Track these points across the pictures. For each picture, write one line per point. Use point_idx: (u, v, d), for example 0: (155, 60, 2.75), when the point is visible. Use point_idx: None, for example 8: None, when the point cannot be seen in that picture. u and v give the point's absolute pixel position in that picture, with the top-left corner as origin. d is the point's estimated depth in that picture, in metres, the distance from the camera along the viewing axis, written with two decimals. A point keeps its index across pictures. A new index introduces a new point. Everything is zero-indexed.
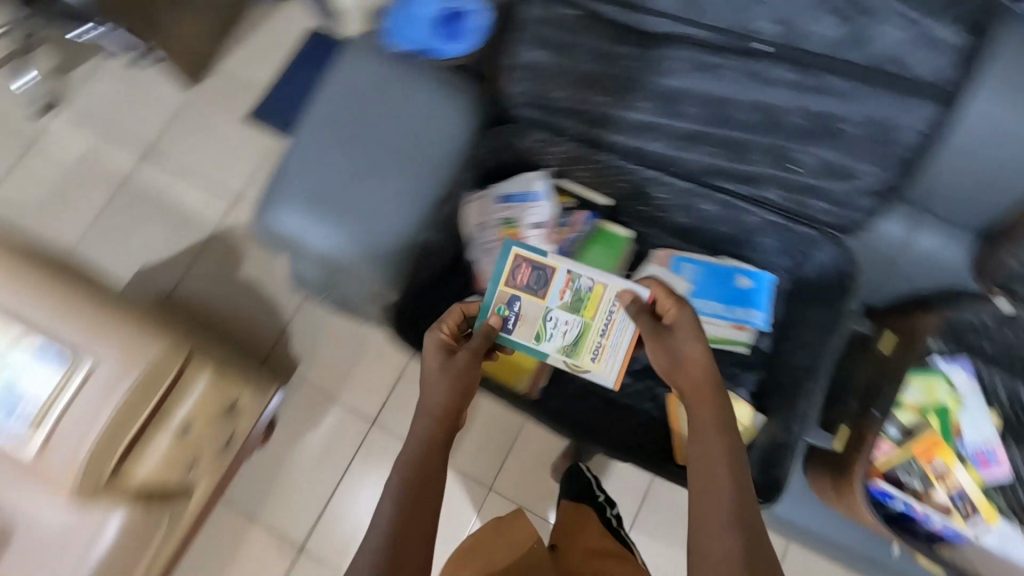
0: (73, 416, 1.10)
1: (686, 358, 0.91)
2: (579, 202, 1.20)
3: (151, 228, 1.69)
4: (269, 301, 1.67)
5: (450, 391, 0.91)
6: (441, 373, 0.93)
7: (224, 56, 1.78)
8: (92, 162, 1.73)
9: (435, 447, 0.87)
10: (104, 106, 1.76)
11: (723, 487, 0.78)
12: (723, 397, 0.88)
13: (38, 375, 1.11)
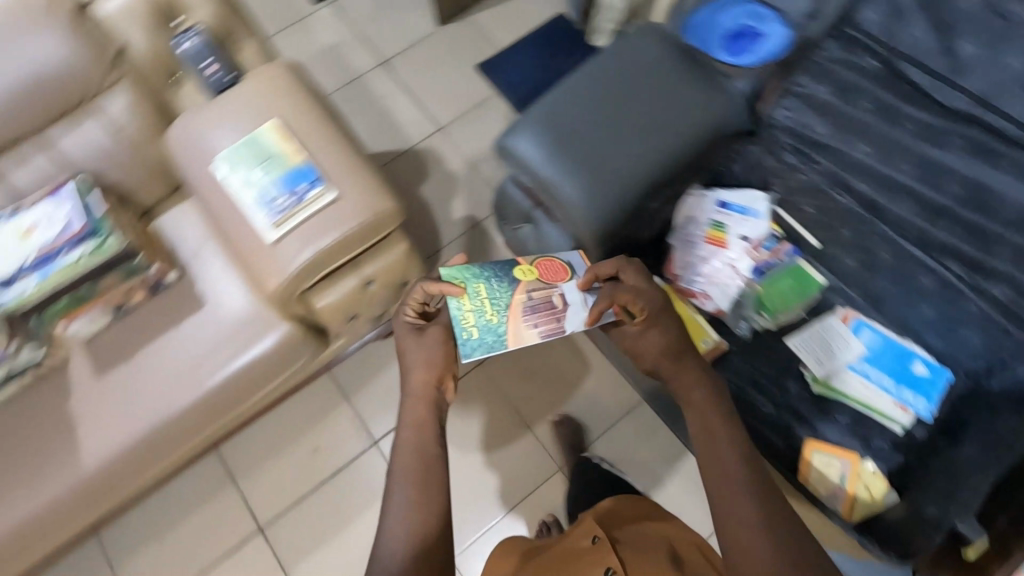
0: (307, 226, 1.21)
1: (664, 351, 0.99)
2: (788, 235, 1.30)
3: (384, 129, 2.20)
4: (447, 217, 2.06)
5: (433, 371, 1.02)
6: (422, 356, 1.03)
7: (485, 38, 2.35)
8: (361, 72, 2.31)
9: (425, 423, 0.99)
10: (391, 39, 2.35)
11: (738, 474, 0.86)
12: (707, 378, 0.97)
13: (299, 187, 1.21)
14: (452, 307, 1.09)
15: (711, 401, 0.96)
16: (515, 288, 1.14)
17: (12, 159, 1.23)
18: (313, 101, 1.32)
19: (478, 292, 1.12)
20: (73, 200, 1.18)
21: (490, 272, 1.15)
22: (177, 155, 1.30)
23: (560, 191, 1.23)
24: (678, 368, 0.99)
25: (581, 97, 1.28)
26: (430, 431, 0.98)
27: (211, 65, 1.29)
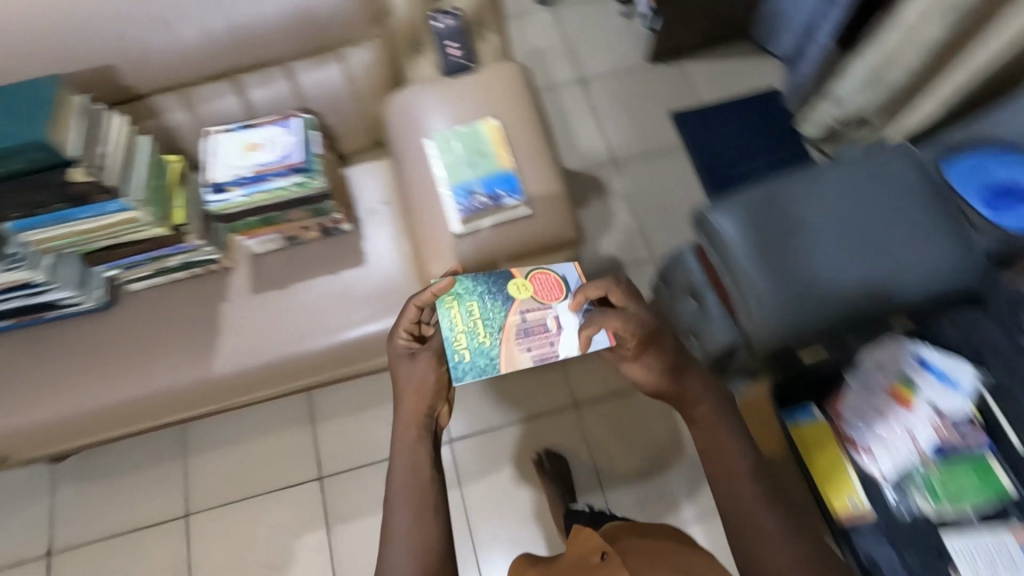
0: (486, 230, 1.19)
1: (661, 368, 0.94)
2: (987, 424, 1.11)
3: (561, 138, 2.20)
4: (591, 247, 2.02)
5: (422, 398, 0.99)
6: (414, 379, 1.00)
7: (691, 82, 2.30)
8: (558, 81, 2.32)
9: (420, 447, 0.96)
10: (599, 59, 2.35)
11: (759, 507, 0.85)
12: (717, 407, 0.93)
13: (498, 193, 1.19)
14: (444, 327, 1.02)
15: (709, 398, 0.94)
16: (509, 307, 1.04)
17: (255, 77, 1.31)
18: (532, 112, 1.33)
19: (471, 311, 1.04)
20: (298, 133, 1.23)
21: (484, 285, 1.06)
22: (393, 121, 1.34)
23: (747, 282, 1.19)
24: (680, 380, 0.94)
25: (800, 201, 1.25)
26: (423, 451, 0.96)
27: (452, 47, 1.34)
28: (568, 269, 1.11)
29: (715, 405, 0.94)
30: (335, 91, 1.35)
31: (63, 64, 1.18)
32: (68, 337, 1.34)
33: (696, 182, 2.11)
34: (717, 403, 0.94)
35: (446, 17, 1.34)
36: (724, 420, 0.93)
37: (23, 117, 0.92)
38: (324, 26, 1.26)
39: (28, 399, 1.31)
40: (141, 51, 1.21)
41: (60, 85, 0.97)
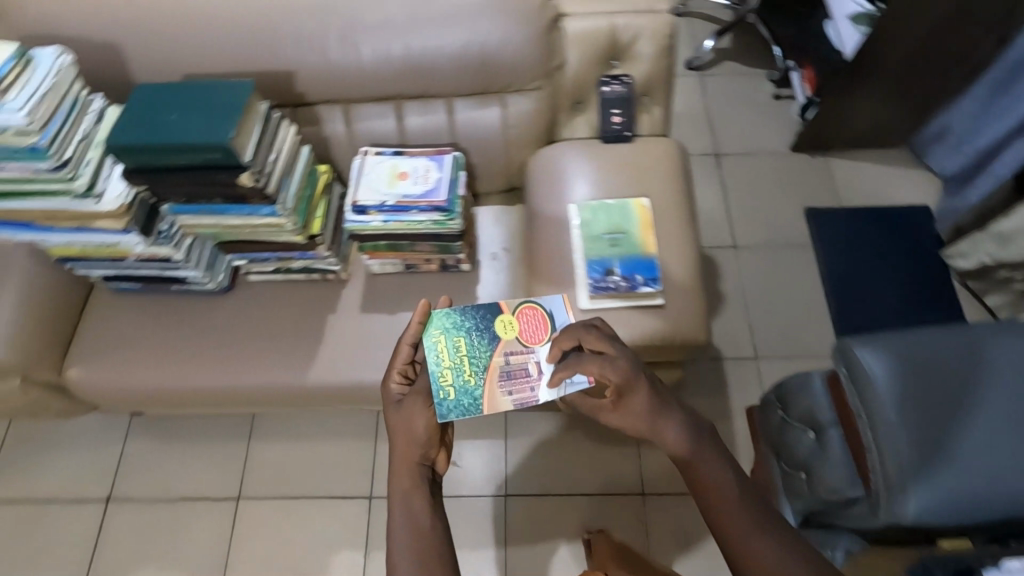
0: (614, 313, 1.13)
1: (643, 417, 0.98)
2: None
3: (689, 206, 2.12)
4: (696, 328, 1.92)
5: (416, 447, 0.99)
6: (405, 427, 1.00)
7: (836, 181, 2.17)
8: (695, 146, 2.24)
9: (414, 493, 0.96)
10: (742, 134, 2.26)
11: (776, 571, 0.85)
12: (712, 464, 0.95)
13: (636, 278, 1.13)
14: (431, 362, 1.04)
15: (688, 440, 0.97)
16: (494, 347, 1.06)
17: (416, 105, 1.32)
18: (681, 196, 1.28)
19: (458, 347, 1.06)
20: (447, 172, 1.22)
21: (471, 322, 1.08)
22: (535, 175, 1.33)
23: (889, 436, 1.06)
24: (662, 429, 0.97)
25: (963, 361, 1.12)
26: (419, 499, 0.96)
27: (616, 114, 1.31)
28: (556, 305, 1.09)
29: (709, 458, 0.96)
30: (488, 133, 1.34)
31: (251, 62, 1.24)
32: (185, 312, 1.39)
33: (817, 287, 1.97)
34: (704, 445, 0.97)
35: (615, 82, 1.29)
36: (714, 470, 0.95)
37: (216, 120, 0.96)
38: (495, 70, 1.26)
39: (135, 363, 1.35)
40: (321, 63, 1.24)
41: (252, 93, 1.01)
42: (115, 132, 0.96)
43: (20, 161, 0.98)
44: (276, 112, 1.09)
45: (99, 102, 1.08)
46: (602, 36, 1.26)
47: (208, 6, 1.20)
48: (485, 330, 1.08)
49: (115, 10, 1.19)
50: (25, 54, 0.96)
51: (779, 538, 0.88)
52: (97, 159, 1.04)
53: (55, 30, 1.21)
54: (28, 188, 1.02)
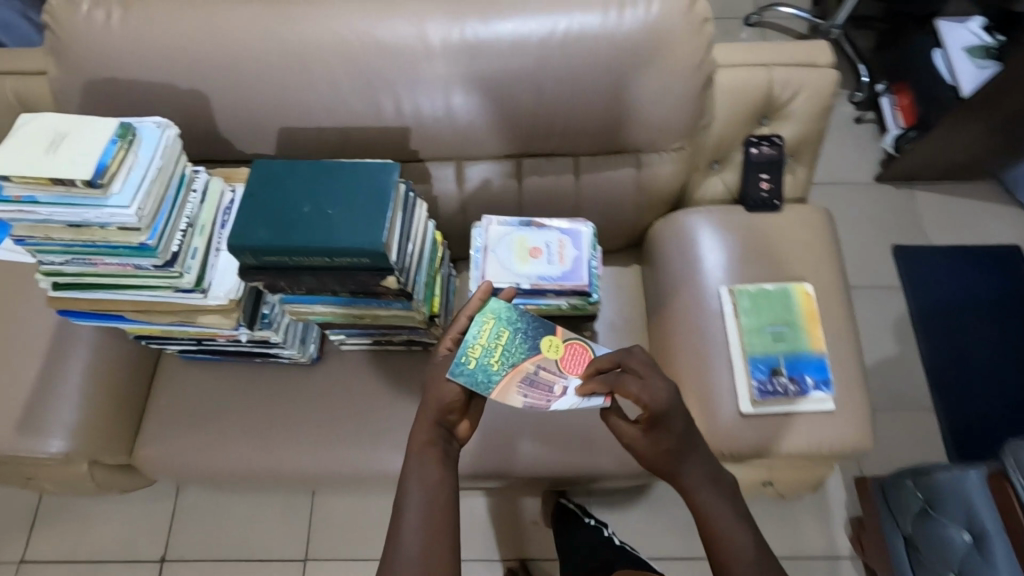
0: (779, 417, 1.02)
1: (667, 450, 0.85)
2: None
3: None
4: None
5: (438, 411, 0.89)
6: (433, 385, 0.91)
7: (925, 216, 2.05)
8: None
9: (428, 452, 0.86)
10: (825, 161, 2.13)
11: None
12: (723, 488, 0.85)
13: (806, 379, 1.02)
14: (467, 332, 0.93)
15: (692, 472, 0.85)
16: (532, 353, 0.93)
17: (540, 162, 1.17)
18: (833, 274, 1.16)
19: (497, 336, 0.94)
20: (584, 249, 1.08)
21: (524, 324, 0.96)
22: (665, 245, 1.20)
23: None
24: (681, 457, 0.86)
25: None
26: (432, 456, 0.85)
27: (763, 179, 1.17)
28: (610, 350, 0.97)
29: (715, 486, 0.85)
30: (618, 195, 1.19)
31: (360, 114, 1.09)
32: (267, 386, 1.23)
33: (908, 334, 1.88)
34: (702, 473, 0.86)
35: (764, 144, 1.16)
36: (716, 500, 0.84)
37: (364, 220, 0.81)
38: (637, 129, 1.12)
39: (213, 446, 1.19)
40: (442, 117, 1.10)
41: (397, 179, 0.85)
42: (241, 230, 0.80)
43: (120, 257, 0.82)
44: (411, 190, 0.93)
45: (204, 176, 0.91)
46: (757, 94, 1.13)
47: (315, 51, 1.03)
48: (530, 339, 0.95)
49: (206, 52, 1.02)
50: (129, 131, 0.79)
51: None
52: (203, 248, 0.88)
53: (133, 75, 1.03)
54: (124, 283, 0.87)
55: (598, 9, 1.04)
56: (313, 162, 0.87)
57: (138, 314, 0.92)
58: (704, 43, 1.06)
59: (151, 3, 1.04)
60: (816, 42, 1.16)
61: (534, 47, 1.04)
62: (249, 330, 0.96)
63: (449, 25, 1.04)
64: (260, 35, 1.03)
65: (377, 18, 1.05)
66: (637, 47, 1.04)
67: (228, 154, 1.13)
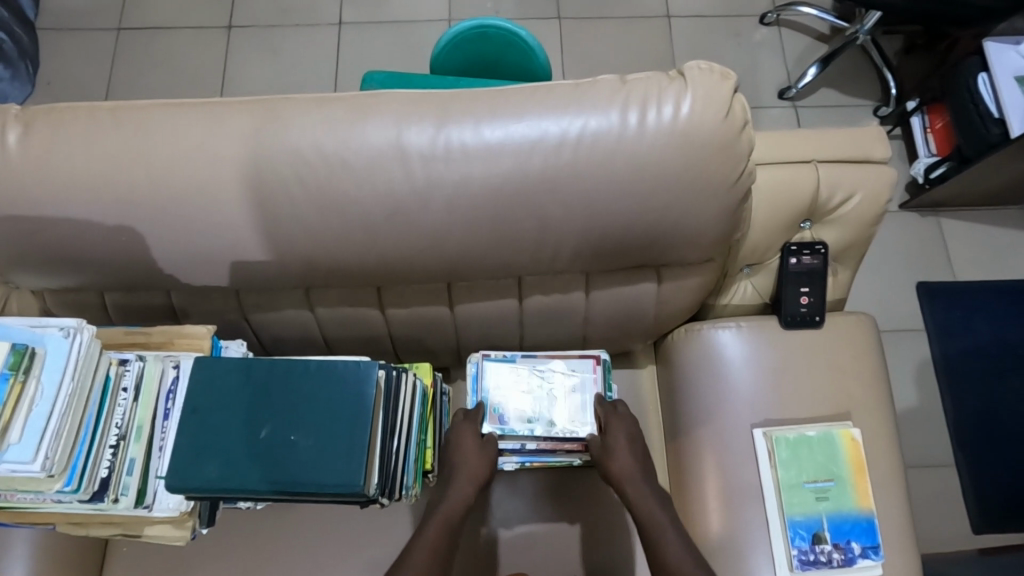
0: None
1: (627, 449, 0.96)
2: None
3: None
4: None
5: (465, 469, 0.94)
6: (469, 451, 0.96)
7: (952, 248, 1.90)
8: None
9: (458, 502, 0.91)
10: None
11: None
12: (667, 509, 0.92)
13: (852, 544, 0.93)
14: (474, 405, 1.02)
15: (634, 464, 0.95)
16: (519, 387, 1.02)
17: (543, 281, 0.99)
18: (878, 396, 1.02)
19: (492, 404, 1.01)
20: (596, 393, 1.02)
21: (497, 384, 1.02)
22: (691, 362, 1.05)
23: None
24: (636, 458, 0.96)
25: None
26: (456, 504, 0.91)
27: (804, 293, 1.02)
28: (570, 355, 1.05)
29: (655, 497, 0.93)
30: (633, 309, 1.04)
31: (324, 241, 0.89)
32: (243, 523, 1.11)
33: (931, 383, 1.77)
34: (642, 469, 0.95)
35: (806, 252, 1.00)
36: (660, 499, 0.92)
37: (340, 447, 0.66)
38: (660, 248, 0.94)
39: None
40: (426, 244, 0.90)
41: (375, 380, 0.69)
42: (184, 468, 0.64)
43: (35, 492, 0.67)
44: (395, 367, 0.76)
45: (136, 363, 0.74)
46: (800, 198, 0.95)
47: (263, 172, 0.84)
48: (508, 390, 1.02)
49: (133, 183, 0.83)
50: (27, 351, 0.61)
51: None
52: (141, 459, 0.72)
53: (45, 210, 0.84)
54: (48, 507, 0.71)
55: (610, 111, 0.84)
56: (272, 358, 0.70)
57: (73, 525, 0.76)
58: (742, 154, 0.87)
59: (60, 119, 0.84)
60: (866, 131, 0.98)
61: (535, 167, 0.84)
62: (210, 528, 0.80)
63: (434, 134, 0.84)
64: (199, 157, 0.83)
65: (341, 129, 0.84)
66: (664, 166, 0.85)
67: (174, 283, 0.96)
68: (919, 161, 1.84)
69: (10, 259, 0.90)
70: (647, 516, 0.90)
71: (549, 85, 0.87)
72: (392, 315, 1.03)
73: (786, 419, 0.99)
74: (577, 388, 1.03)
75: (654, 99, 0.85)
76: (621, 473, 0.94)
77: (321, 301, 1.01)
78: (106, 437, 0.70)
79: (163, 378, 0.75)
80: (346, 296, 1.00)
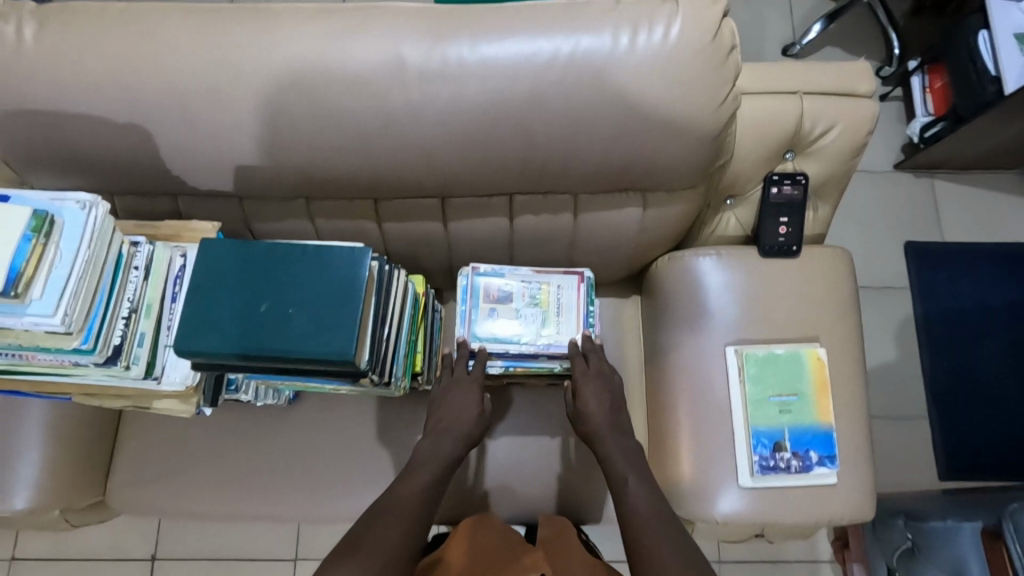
0: (777, 490, 0.99)
1: (597, 410, 1.01)
2: None
3: None
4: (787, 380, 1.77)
5: (466, 428, 1.00)
6: (456, 410, 1.01)
7: (944, 210, 1.93)
8: None
9: (444, 434, 0.98)
10: None
11: (653, 534, 0.85)
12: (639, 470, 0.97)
13: (810, 454, 0.99)
14: (459, 329, 1.07)
15: (608, 422, 1.01)
16: (507, 304, 1.07)
17: (533, 202, 1.04)
18: (847, 324, 1.07)
19: (480, 318, 1.07)
20: (578, 307, 1.08)
21: (484, 301, 1.07)
22: (673, 287, 1.11)
23: None
24: (606, 419, 1.01)
25: None
26: (446, 445, 0.97)
27: (783, 223, 1.06)
28: (557, 277, 1.10)
29: (626, 453, 0.98)
30: (618, 235, 1.09)
31: (324, 150, 0.93)
32: (243, 428, 1.18)
33: (911, 338, 1.83)
34: (615, 426, 1.01)
35: (787, 182, 1.04)
36: (626, 452, 0.98)
37: (334, 319, 0.71)
38: (645, 171, 0.97)
39: (187, 492, 1.15)
40: (420, 158, 0.94)
41: (367, 264, 0.74)
42: (189, 334, 0.70)
43: (53, 354, 0.72)
44: (387, 262, 0.82)
45: (146, 247, 0.79)
46: (784, 126, 0.99)
47: (265, 78, 0.88)
48: (496, 306, 1.07)
49: (140, 84, 0.87)
50: (46, 219, 0.67)
51: (672, 532, 0.86)
52: (151, 333, 0.78)
53: (58, 106, 0.88)
54: (66, 372, 0.77)
55: (601, 31, 0.87)
56: (272, 242, 0.75)
57: (86, 396, 0.83)
58: (727, 78, 0.90)
59: (70, 18, 0.87)
60: (851, 66, 1.01)
61: (527, 82, 0.88)
62: (212, 408, 0.86)
63: (430, 47, 0.88)
64: (206, 63, 0.87)
65: (341, 39, 0.88)
66: (650, 85, 0.88)
67: (180, 188, 1.00)
68: (915, 120, 1.87)
69: (24, 156, 0.94)
70: (614, 468, 0.96)
71: (545, 4, 0.90)
72: (387, 230, 1.08)
73: (758, 338, 1.05)
74: (564, 305, 1.08)
75: (643, 21, 0.87)
76: (594, 431, 1.00)
77: (320, 213, 1.05)
78: (119, 308, 0.75)
79: (171, 264, 0.81)
80: (345, 209, 1.05)
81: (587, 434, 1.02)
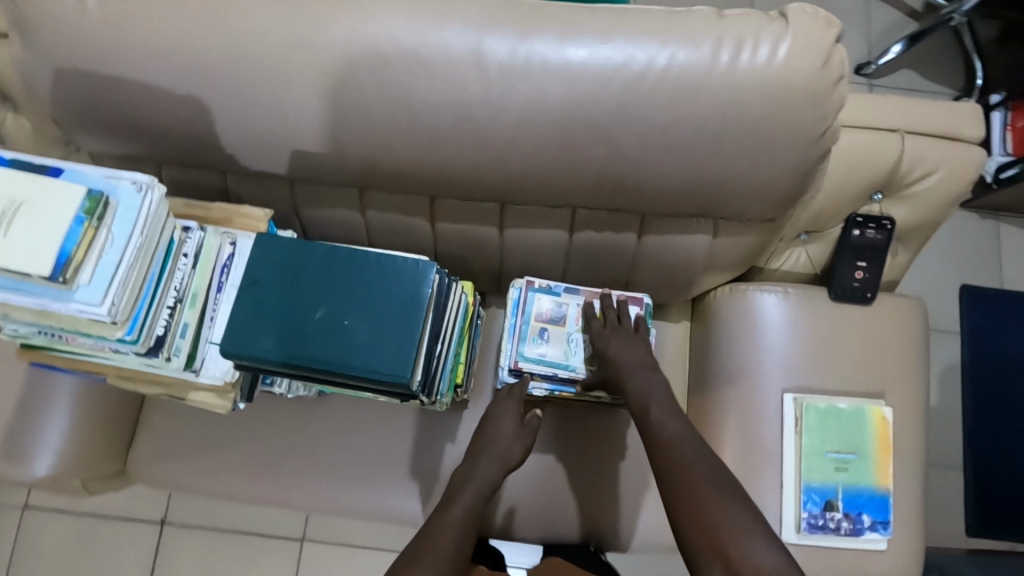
0: (821, 550, 0.95)
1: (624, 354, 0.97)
2: None
3: None
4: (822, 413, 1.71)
5: (509, 450, 0.96)
6: (499, 431, 0.97)
7: (1006, 255, 1.83)
8: None
9: (485, 454, 0.95)
10: None
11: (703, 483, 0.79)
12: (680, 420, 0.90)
13: (862, 517, 0.95)
14: (507, 345, 1.05)
15: (638, 365, 0.95)
16: (559, 325, 1.05)
17: (598, 217, 0.98)
18: (914, 380, 1.00)
19: (528, 336, 1.04)
20: None
21: (536, 320, 1.05)
22: (733, 322, 1.04)
23: None
24: (633, 360, 0.96)
25: None
26: (490, 466, 0.93)
27: (859, 268, 0.99)
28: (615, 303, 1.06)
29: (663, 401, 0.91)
30: (681, 260, 1.03)
31: (387, 142, 0.88)
32: (269, 414, 1.15)
33: (955, 386, 1.75)
34: (646, 369, 0.95)
35: (871, 226, 0.97)
36: (660, 394, 0.92)
37: (394, 336, 0.67)
38: (725, 198, 0.91)
39: (207, 473, 1.13)
40: (489, 161, 0.88)
41: (431, 280, 0.69)
42: (240, 338, 0.66)
43: (94, 339, 0.69)
44: (448, 275, 0.77)
45: (197, 233, 0.75)
46: (880, 166, 0.92)
47: (335, 59, 0.82)
48: (548, 327, 1.05)
49: (205, 53, 0.82)
50: (101, 200, 0.62)
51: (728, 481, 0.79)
52: (194, 324, 0.74)
53: (116, 69, 0.84)
54: (103, 356, 0.74)
55: (701, 45, 0.80)
56: (331, 245, 0.70)
57: (122, 379, 0.79)
58: (832, 109, 0.83)
59: None
60: (960, 105, 0.93)
61: (615, 93, 0.81)
62: (247, 404, 0.83)
63: (514, 44, 0.81)
64: (275, 39, 0.81)
65: (420, 26, 0.81)
66: (748, 109, 0.81)
67: (231, 164, 0.96)
68: (992, 159, 1.75)
69: (74, 115, 0.90)
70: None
71: (642, 9, 0.83)
72: (439, 229, 1.03)
73: (819, 388, 0.99)
74: None
75: (749, 38, 0.80)
76: (624, 371, 0.95)
77: (372, 205, 1.00)
78: (166, 297, 0.71)
79: (220, 253, 0.77)
80: (398, 204, 0.99)
81: (616, 378, 0.96)
